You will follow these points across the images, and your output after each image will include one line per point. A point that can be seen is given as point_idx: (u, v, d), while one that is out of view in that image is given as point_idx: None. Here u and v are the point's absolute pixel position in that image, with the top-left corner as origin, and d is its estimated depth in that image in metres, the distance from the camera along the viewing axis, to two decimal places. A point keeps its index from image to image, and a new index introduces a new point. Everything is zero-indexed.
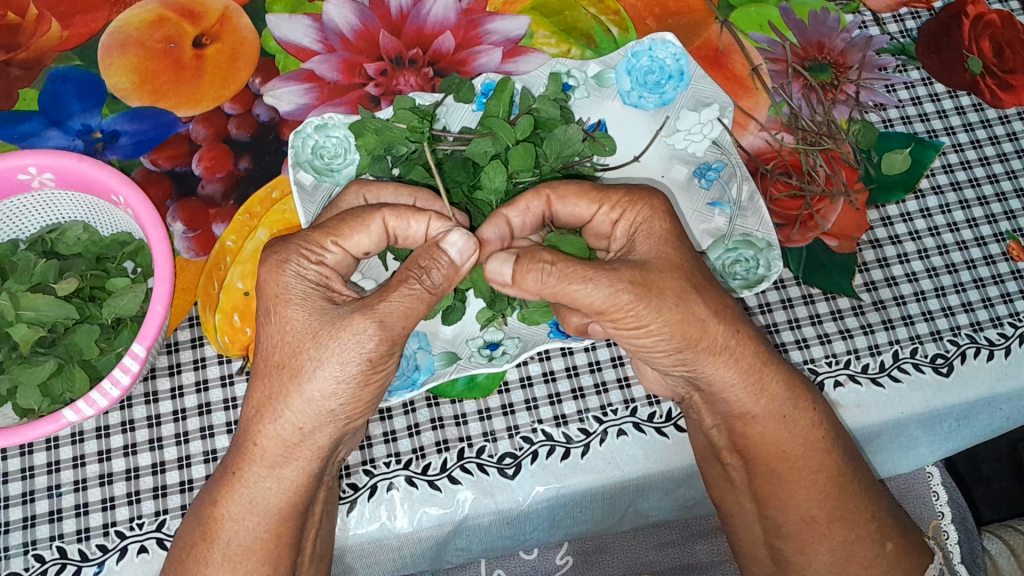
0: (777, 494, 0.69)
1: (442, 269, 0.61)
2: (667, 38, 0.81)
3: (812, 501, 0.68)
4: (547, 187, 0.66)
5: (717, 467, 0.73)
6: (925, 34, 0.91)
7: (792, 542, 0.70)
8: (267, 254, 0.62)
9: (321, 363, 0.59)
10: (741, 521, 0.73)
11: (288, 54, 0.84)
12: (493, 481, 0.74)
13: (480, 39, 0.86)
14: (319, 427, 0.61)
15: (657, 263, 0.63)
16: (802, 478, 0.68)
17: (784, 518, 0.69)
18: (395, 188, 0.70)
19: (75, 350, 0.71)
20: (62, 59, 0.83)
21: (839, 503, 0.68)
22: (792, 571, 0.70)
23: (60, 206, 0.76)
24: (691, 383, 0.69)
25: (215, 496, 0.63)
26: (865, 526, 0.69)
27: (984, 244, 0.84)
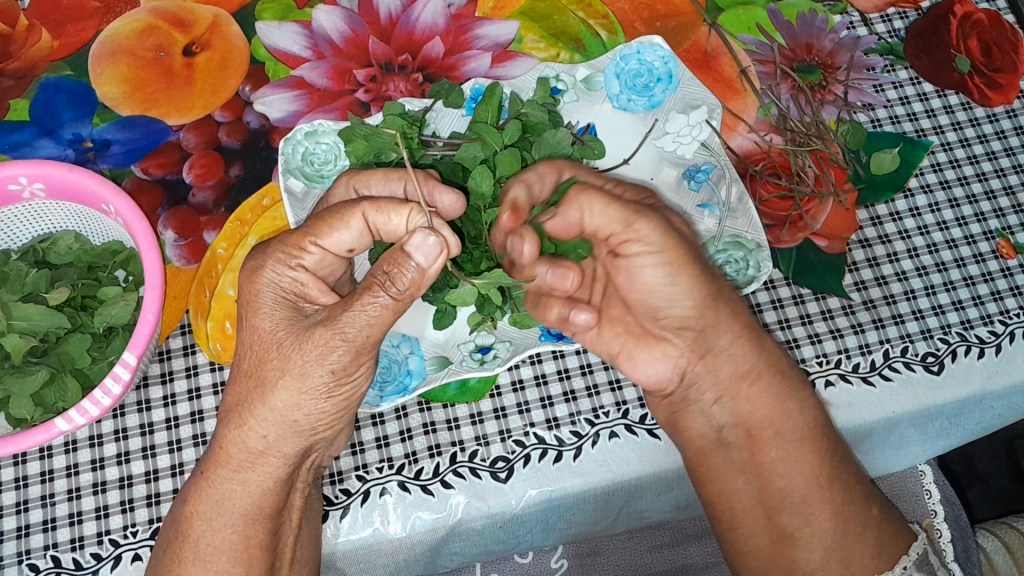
0: (775, 460, 0.69)
1: (409, 274, 0.58)
2: (655, 41, 0.82)
3: (802, 460, 0.69)
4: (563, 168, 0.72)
5: (719, 454, 0.71)
6: (912, 34, 0.91)
7: (794, 512, 0.68)
8: (248, 259, 0.63)
9: (284, 372, 0.59)
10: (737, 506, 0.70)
11: (277, 61, 0.84)
12: (486, 485, 0.74)
13: (469, 44, 0.86)
14: (284, 437, 0.61)
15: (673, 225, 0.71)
16: (795, 436, 0.69)
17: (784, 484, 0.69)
18: (384, 174, 0.69)
19: (67, 359, 0.71)
20: (53, 69, 0.83)
21: (828, 461, 0.69)
22: (793, 545, 0.68)
23: (51, 215, 0.76)
24: (697, 345, 0.71)
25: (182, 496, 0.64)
26: (853, 487, 0.69)
27: (974, 242, 0.85)
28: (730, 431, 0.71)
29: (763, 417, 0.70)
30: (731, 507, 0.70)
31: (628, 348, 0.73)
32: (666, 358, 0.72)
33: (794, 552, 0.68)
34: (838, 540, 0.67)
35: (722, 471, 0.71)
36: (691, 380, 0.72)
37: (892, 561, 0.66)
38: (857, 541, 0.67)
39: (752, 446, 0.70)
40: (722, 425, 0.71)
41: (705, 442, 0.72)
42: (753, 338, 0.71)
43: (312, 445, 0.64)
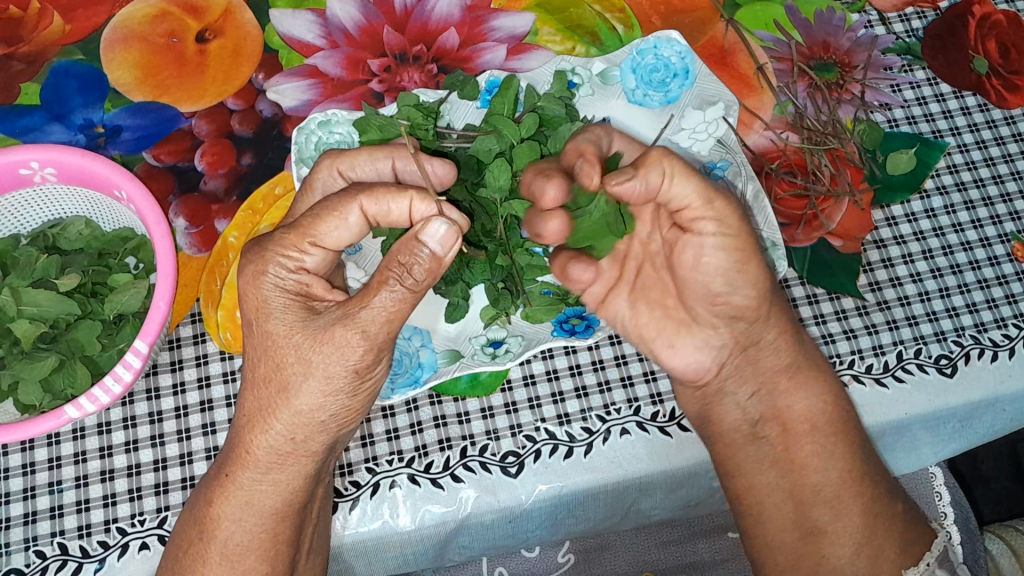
0: (808, 456, 0.69)
1: (423, 263, 0.57)
2: (672, 37, 0.81)
3: (838, 456, 0.69)
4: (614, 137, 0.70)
5: (750, 449, 0.71)
6: (930, 34, 0.90)
7: (825, 505, 0.68)
8: (245, 262, 0.61)
9: (307, 376, 0.59)
10: (771, 500, 0.70)
11: (290, 49, 0.84)
12: (495, 480, 0.74)
13: (484, 36, 0.86)
14: (310, 436, 0.62)
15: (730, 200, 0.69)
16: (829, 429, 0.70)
17: (823, 481, 0.69)
18: (369, 153, 0.67)
19: (77, 346, 0.71)
20: (64, 54, 0.82)
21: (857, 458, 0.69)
22: (826, 542, 0.68)
23: (62, 201, 0.75)
24: (742, 338, 0.72)
25: (208, 496, 0.63)
26: (881, 480, 0.69)
27: (989, 244, 0.84)
28: (763, 424, 0.72)
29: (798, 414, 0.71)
30: (762, 500, 0.70)
31: (666, 333, 0.74)
32: (704, 347, 0.73)
33: (824, 547, 0.68)
34: (864, 538, 0.67)
35: (753, 466, 0.71)
36: (726, 373, 0.73)
37: (916, 558, 0.67)
38: (883, 536, 0.67)
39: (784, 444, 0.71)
40: (756, 419, 0.72)
41: (737, 436, 0.72)
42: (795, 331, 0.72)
43: (338, 433, 0.64)
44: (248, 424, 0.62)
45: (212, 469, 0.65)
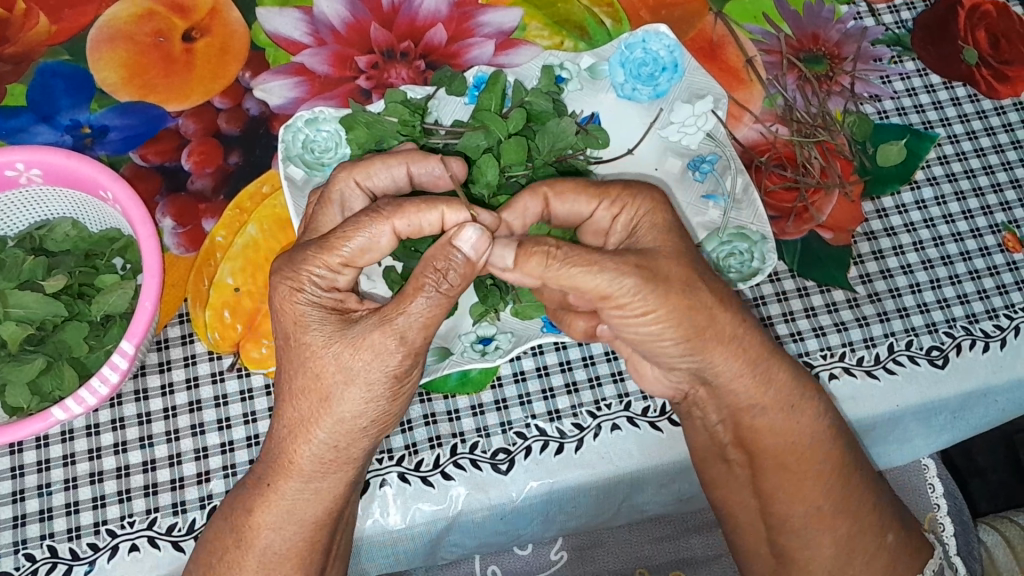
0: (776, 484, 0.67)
1: (458, 267, 0.58)
2: (660, 30, 0.81)
3: (808, 490, 0.67)
4: (543, 185, 0.65)
5: (721, 469, 0.72)
6: (920, 26, 0.90)
7: (796, 531, 0.68)
8: (279, 278, 0.59)
9: (349, 384, 0.58)
10: (744, 517, 0.71)
11: (277, 47, 0.83)
12: (486, 477, 0.74)
13: (473, 31, 0.85)
14: (353, 442, 0.61)
15: (663, 252, 0.62)
16: (798, 456, 0.67)
17: (789, 512, 0.68)
18: (383, 159, 0.66)
19: (64, 348, 0.70)
20: (51, 54, 0.82)
21: (829, 486, 0.67)
22: (797, 569, 0.68)
23: (49, 202, 0.75)
24: (697, 377, 0.67)
25: (249, 504, 0.62)
26: (856, 504, 0.67)
27: (980, 235, 0.84)
28: (733, 448, 0.70)
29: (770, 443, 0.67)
30: (735, 515, 0.71)
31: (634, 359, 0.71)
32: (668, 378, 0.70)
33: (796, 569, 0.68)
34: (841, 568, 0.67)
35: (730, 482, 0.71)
36: (695, 398, 0.70)
37: None
38: (855, 557, 0.67)
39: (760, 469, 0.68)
40: (727, 442, 0.70)
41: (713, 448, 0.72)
42: (757, 374, 0.65)
43: (379, 438, 0.63)
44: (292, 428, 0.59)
45: (250, 479, 0.63)
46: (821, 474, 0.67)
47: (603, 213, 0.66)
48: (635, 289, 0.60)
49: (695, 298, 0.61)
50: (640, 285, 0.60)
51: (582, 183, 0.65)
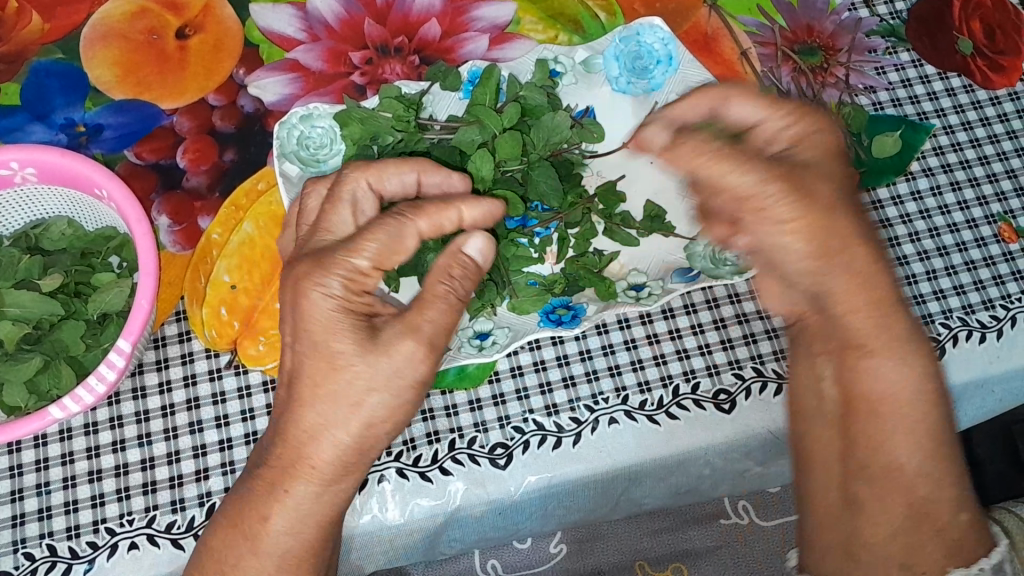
0: (864, 434, 0.62)
1: (467, 270, 0.61)
2: (655, 23, 0.80)
3: (900, 448, 0.61)
4: (725, 88, 0.68)
5: (814, 402, 0.68)
6: (915, 16, 0.90)
7: (878, 501, 0.61)
8: (306, 284, 0.58)
9: (377, 391, 0.58)
10: (821, 458, 0.66)
11: (271, 43, 0.83)
12: (485, 472, 0.74)
13: (467, 26, 0.85)
14: (377, 446, 0.61)
15: (821, 166, 0.64)
16: (902, 416, 0.61)
17: (873, 462, 0.62)
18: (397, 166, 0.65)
19: (62, 346, 0.70)
20: (44, 53, 0.82)
21: (925, 461, 0.61)
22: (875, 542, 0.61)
23: (44, 201, 0.75)
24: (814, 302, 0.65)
25: (267, 513, 0.60)
26: (945, 488, 0.61)
27: (976, 226, 0.84)
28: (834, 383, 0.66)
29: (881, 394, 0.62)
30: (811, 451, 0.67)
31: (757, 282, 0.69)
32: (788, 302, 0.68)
33: (869, 548, 0.61)
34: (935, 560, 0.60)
35: (813, 416, 0.67)
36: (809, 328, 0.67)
37: None
38: (926, 535, 0.60)
39: (854, 412, 0.64)
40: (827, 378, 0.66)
41: (811, 384, 0.68)
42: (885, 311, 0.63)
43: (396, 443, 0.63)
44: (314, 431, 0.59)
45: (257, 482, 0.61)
46: (924, 442, 0.61)
47: (772, 121, 0.66)
48: (797, 209, 0.62)
49: (840, 208, 0.63)
50: (783, 193, 0.62)
51: (761, 95, 0.67)
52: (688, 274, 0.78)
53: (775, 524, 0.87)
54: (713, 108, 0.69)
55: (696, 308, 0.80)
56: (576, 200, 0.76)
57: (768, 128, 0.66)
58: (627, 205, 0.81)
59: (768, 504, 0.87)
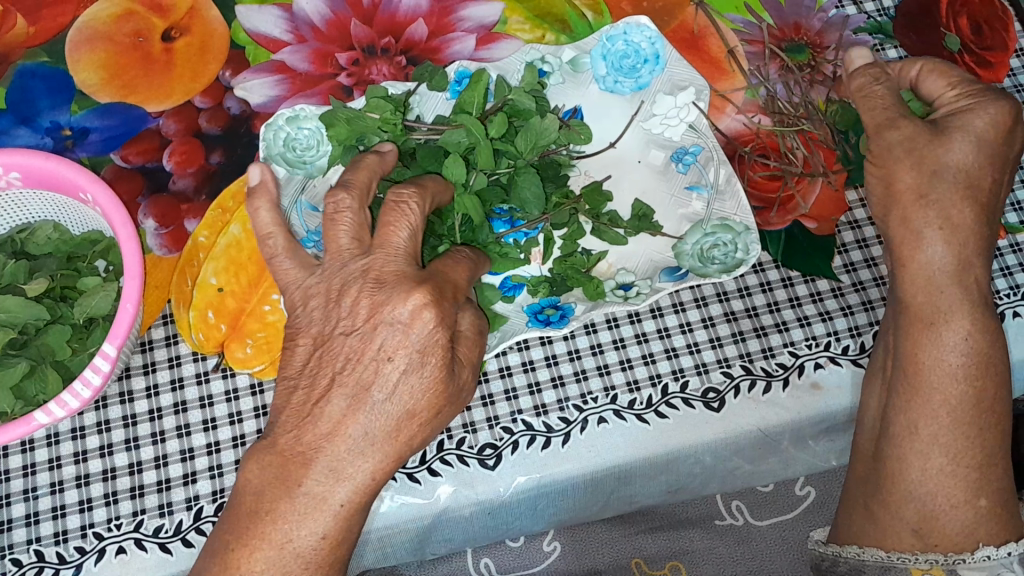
0: (900, 397, 0.67)
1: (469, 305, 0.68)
2: (642, 22, 0.80)
3: (925, 411, 0.66)
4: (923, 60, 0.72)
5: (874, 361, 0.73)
6: (901, 14, 0.90)
7: (899, 462, 0.66)
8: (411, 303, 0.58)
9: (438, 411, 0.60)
10: (867, 416, 0.71)
11: (258, 45, 0.83)
12: (474, 473, 0.74)
13: (453, 26, 0.85)
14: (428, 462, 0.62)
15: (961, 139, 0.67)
16: (938, 385, 0.65)
17: (900, 422, 0.67)
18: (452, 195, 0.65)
19: (47, 351, 0.70)
20: (29, 56, 0.81)
21: (950, 432, 0.65)
22: (893, 494, 0.67)
23: (29, 205, 0.75)
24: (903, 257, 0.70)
25: (323, 530, 0.58)
26: (969, 452, 0.65)
27: None
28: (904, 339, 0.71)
29: (926, 360, 0.66)
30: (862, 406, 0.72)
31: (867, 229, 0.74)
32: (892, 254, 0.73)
33: (885, 504, 0.67)
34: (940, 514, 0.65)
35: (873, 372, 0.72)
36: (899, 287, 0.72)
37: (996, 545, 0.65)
38: (939, 490, 0.65)
39: (898, 375, 0.68)
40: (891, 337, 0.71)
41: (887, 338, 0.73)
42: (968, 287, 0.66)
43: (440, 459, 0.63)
44: (377, 443, 0.58)
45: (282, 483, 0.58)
46: (952, 411, 0.65)
47: (945, 97, 0.70)
48: (914, 175, 0.67)
49: (965, 177, 0.67)
50: (910, 152, 0.67)
51: (956, 75, 0.71)
52: (677, 273, 0.77)
53: (770, 524, 0.86)
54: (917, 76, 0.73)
55: (685, 307, 0.80)
56: (562, 201, 0.76)
57: (947, 102, 0.70)
58: (615, 203, 0.81)
59: (765, 503, 0.86)
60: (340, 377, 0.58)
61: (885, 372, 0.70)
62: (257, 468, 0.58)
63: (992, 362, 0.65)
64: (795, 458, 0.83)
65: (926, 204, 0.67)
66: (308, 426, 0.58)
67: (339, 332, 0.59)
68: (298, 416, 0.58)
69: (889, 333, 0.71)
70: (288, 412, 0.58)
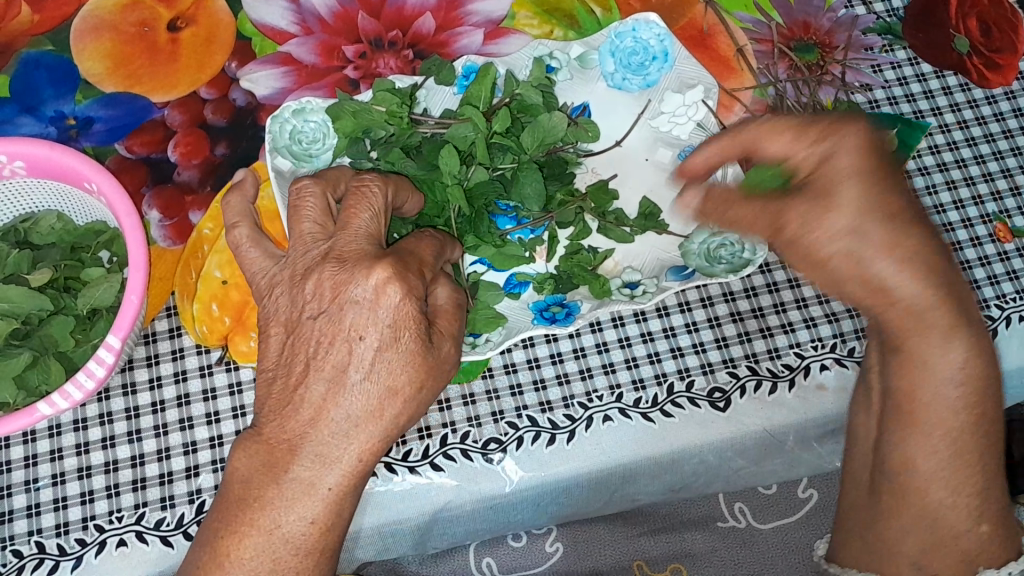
0: (890, 431, 0.64)
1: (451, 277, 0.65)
2: (651, 19, 0.79)
3: (920, 444, 0.62)
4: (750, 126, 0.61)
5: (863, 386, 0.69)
6: (911, 14, 0.90)
7: (896, 496, 0.65)
8: (368, 271, 0.56)
9: (421, 388, 0.58)
10: (860, 442, 0.68)
11: (264, 36, 0.82)
12: (477, 468, 0.74)
13: (461, 20, 0.84)
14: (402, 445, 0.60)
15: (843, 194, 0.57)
16: (934, 417, 0.61)
17: (895, 454, 0.64)
18: (399, 184, 0.64)
19: (50, 342, 0.70)
20: (33, 44, 0.81)
21: (948, 463, 0.62)
22: (889, 523, 0.66)
23: (32, 194, 0.74)
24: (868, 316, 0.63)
25: (312, 516, 0.57)
26: (968, 483, 0.63)
27: (971, 225, 0.84)
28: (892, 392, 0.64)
29: (919, 395, 0.62)
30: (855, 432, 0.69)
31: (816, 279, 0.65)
32: None
33: (881, 535, 0.66)
34: (935, 542, 0.64)
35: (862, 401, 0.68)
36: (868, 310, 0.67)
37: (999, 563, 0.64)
38: (937, 520, 0.64)
39: (891, 412, 0.64)
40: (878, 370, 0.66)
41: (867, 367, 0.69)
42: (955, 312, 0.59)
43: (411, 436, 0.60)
44: (361, 425, 0.57)
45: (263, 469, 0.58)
46: (950, 446, 0.62)
47: (796, 155, 0.60)
48: (839, 241, 0.57)
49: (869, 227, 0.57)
50: (803, 228, 0.58)
51: (797, 124, 0.60)
52: (684, 273, 0.77)
53: (773, 527, 0.85)
54: (747, 147, 0.62)
55: (691, 307, 0.80)
56: (567, 198, 0.76)
57: (801, 162, 0.60)
58: (621, 201, 0.81)
59: (767, 505, 0.86)
60: (315, 363, 0.57)
61: (875, 403, 0.67)
62: (244, 457, 0.58)
63: (985, 384, 0.61)
64: (799, 459, 0.83)
65: (862, 265, 0.58)
66: (290, 414, 0.57)
67: (306, 317, 0.58)
68: (279, 405, 0.58)
69: (876, 362, 0.66)
70: (269, 402, 0.58)
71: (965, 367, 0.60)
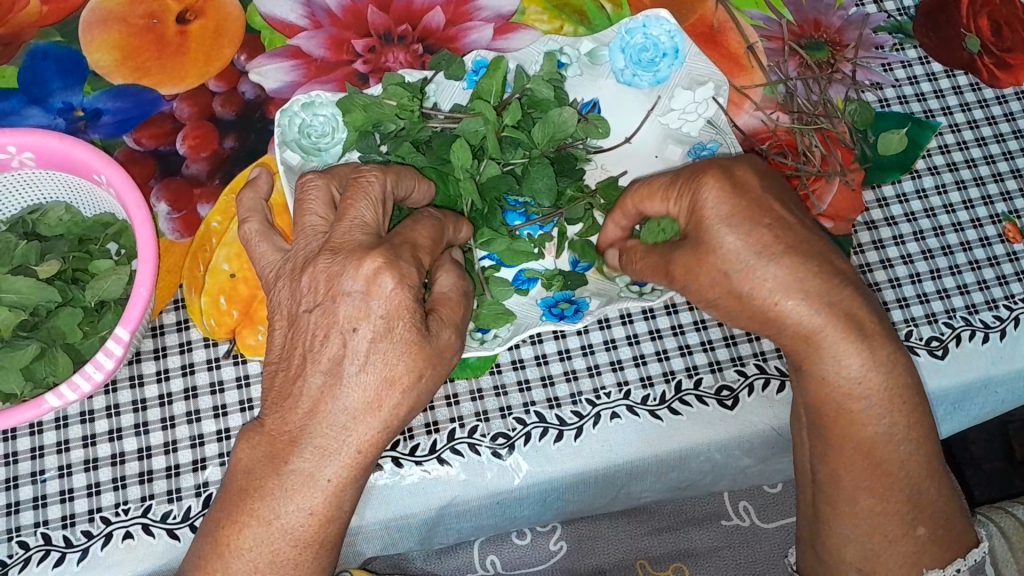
0: (818, 448, 0.66)
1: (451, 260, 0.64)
2: (662, 15, 0.79)
3: (846, 458, 0.65)
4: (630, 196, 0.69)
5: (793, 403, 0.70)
6: (922, 13, 0.89)
7: (831, 508, 0.66)
8: (360, 263, 0.55)
9: (422, 375, 0.57)
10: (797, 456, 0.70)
11: (273, 30, 0.82)
12: (484, 462, 0.73)
13: (471, 15, 0.84)
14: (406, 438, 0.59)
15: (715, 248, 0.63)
16: (850, 434, 0.64)
17: (826, 468, 0.66)
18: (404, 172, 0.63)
19: (58, 334, 0.69)
20: (42, 35, 0.80)
21: (871, 474, 0.64)
22: (826, 534, 0.67)
23: (41, 186, 0.74)
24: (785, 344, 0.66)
25: (311, 507, 0.57)
26: (896, 492, 0.64)
27: (981, 225, 0.84)
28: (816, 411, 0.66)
29: (835, 412, 0.64)
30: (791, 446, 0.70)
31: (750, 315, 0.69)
32: None
33: (827, 547, 0.67)
34: (873, 550, 0.66)
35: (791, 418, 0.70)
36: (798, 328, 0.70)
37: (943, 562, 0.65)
38: (872, 528, 0.65)
39: (815, 425, 0.66)
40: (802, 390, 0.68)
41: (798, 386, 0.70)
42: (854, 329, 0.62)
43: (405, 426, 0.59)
44: (359, 417, 0.56)
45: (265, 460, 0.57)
46: (868, 457, 0.64)
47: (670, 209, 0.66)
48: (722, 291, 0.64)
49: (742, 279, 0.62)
50: (687, 273, 0.64)
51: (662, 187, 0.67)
52: None
53: (776, 526, 0.87)
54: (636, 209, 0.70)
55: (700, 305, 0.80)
56: (576, 194, 0.76)
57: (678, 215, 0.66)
58: None
59: (771, 505, 0.88)
60: (312, 355, 0.56)
61: (802, 418, 0.68)
62: (247, 448, 0.58)
63: (897, 396, 0.63)
64: None
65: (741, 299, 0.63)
66: (290, 407, 0.57)
67: (303, 309, 0.58)
68: (280, 397, 0.58)
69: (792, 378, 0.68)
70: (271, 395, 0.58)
71: (870, 381, 0.62)
